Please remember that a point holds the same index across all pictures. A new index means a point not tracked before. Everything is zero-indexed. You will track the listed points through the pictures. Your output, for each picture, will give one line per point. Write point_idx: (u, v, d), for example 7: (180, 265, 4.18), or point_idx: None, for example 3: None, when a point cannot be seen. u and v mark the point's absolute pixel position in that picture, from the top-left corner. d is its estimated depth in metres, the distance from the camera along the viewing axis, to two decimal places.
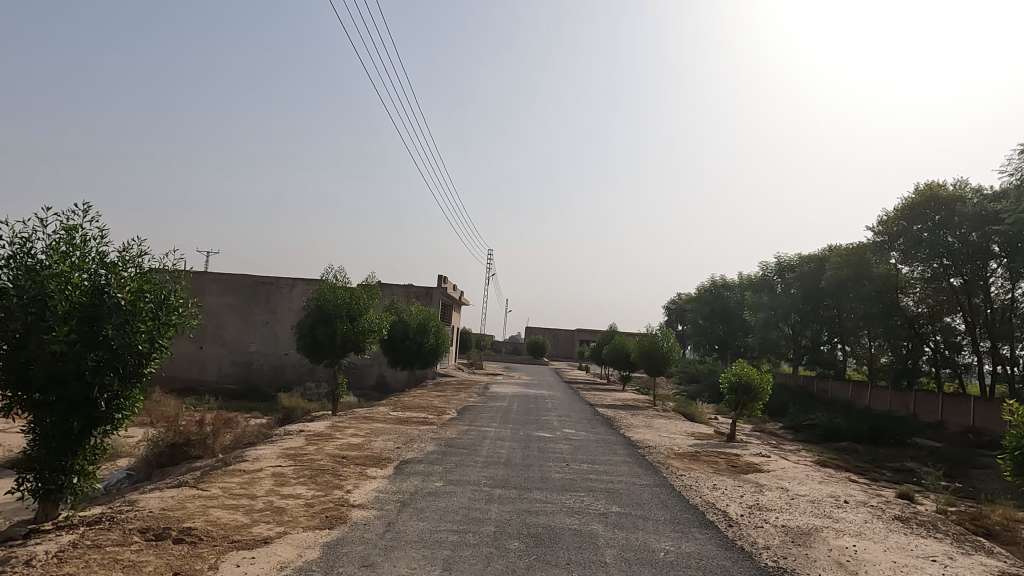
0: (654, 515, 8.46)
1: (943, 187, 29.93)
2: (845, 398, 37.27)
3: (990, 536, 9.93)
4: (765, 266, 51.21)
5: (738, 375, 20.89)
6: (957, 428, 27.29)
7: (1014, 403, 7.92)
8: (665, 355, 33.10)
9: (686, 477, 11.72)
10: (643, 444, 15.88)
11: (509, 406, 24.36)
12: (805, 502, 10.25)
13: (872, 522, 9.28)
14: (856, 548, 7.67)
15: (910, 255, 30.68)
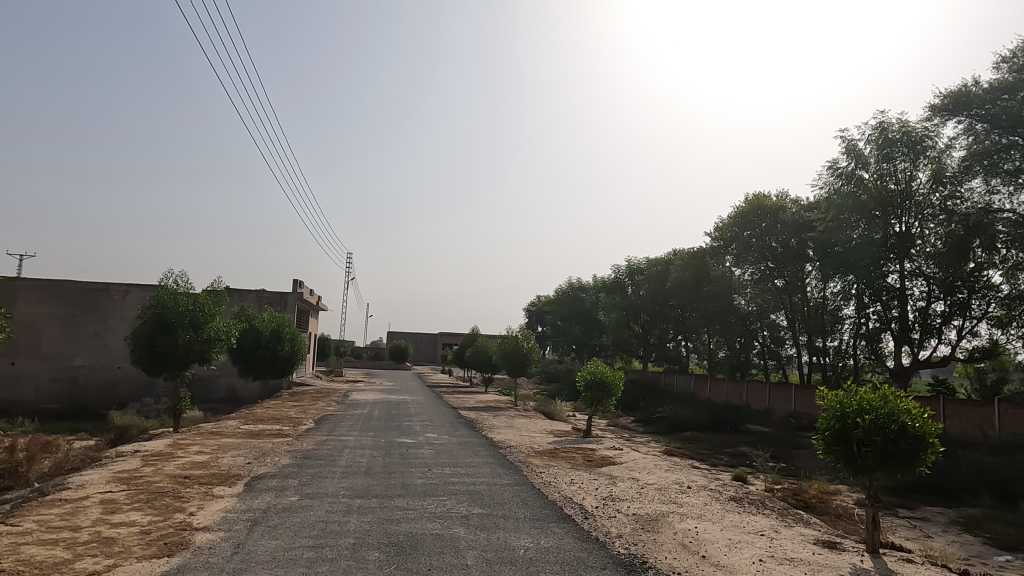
0: (515, 514, 8.62)
1: (768, 198, 33.23)
2: (689, 390, 40.28)
3: (807, 509, 11.17)
4: (617, 269, 54.06)
5: (593, 373, 21.88)
6: (781, 413, 30.33)
7: (825, 390, 8.95)
8: (525, 356, 33.92)
9: (545, 474, 12.09)
10: (504, 445, 16.17)
11: (370, 414, 23.79)
12: (653, 490, 10.96)
13: (710, 504, 10.08)
14: (697, 530, 8.31)
15: (742, 259, 33.77)
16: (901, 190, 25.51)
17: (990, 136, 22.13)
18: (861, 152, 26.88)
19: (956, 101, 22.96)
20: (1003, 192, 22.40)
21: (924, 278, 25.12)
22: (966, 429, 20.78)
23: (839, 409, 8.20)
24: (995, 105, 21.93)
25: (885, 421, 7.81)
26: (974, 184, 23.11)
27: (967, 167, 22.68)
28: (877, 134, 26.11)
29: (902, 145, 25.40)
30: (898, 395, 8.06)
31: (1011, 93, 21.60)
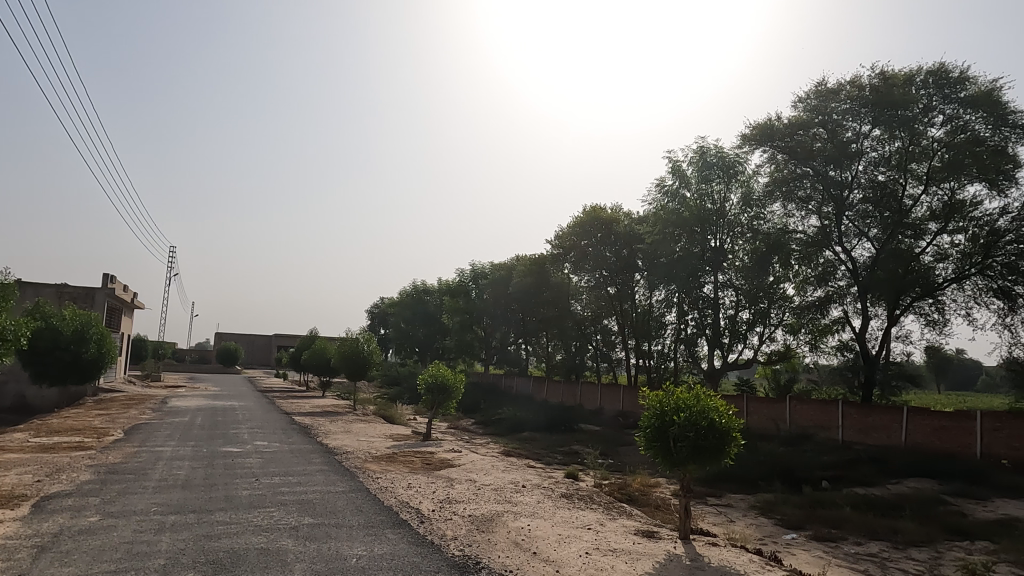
0: (348, 522, 8.36)
1: (604, 210, 35.26)
2: (528, 392, 41.63)
3: (630, 502, 11.99)
4: (462, 272, 54.50)
5: (434, 376, 21.84)
6: (611, 413, 32.28)
7: (646, 389, 9.65)
8: (366, 359, 33.10)
9: (382, 479, 11.86)
10: (340, 451, 15.63)
11: (192, 421, 21.90)
12: (489, 491, 11.17)
13: (543, 502, 10.46)
14: (530, 527, 8.58)
15: (579, 266, 35.33)
16: (716, 210, 28.27)
17: (788, 166, 25.24)
18: (685, 172, 29.37)
19: (762, 132, 25.88)
20: (797, 216, 25.58)
21: (733, 289, 27.96)
22: (763, 424, 23.47)
23: (658, 407, 8.90)
24: (792, 139, 25.07)
25: (697, 419, 8.58)
26: (775, 207, 26.21)
27: (770, 192, 25.67)
28: (697, 157, 28.72)
29: (718, 169, 28.19)
30: (708, 394, 8.89)
31: (805, 129, 24.92)
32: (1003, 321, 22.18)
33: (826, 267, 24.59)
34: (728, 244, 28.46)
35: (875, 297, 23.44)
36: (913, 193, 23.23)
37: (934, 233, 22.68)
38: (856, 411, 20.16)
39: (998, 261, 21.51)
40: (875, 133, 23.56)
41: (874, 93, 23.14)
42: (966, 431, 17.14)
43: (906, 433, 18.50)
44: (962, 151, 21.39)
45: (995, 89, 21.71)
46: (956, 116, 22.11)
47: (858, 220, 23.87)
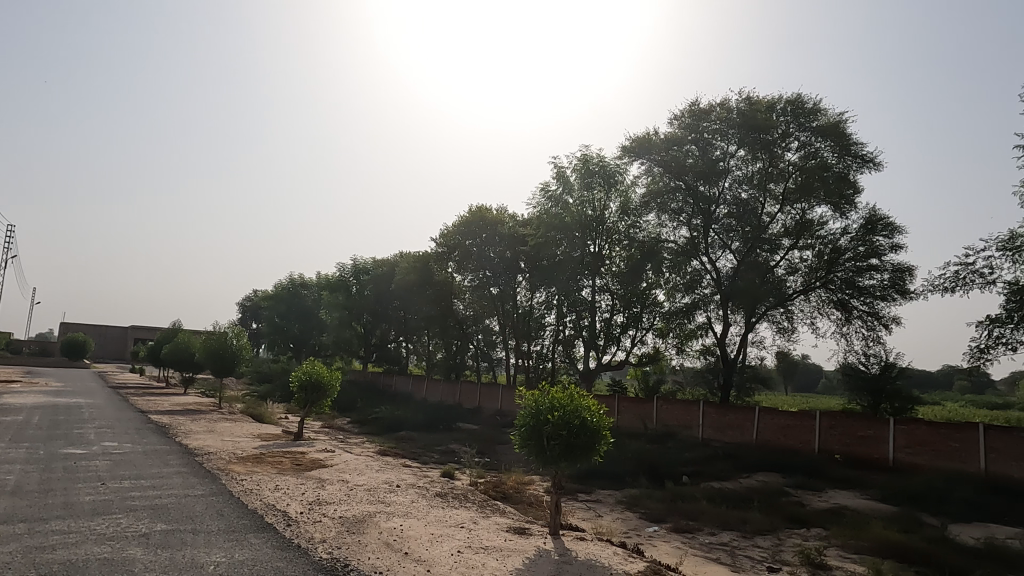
0: (206, 527, 7.85)
1: (489, 211, 35.57)
2: (406, 391, 41.19)
3: (504, 499, 12.17)
4: (343, 267, 52.95)
5: (308, 373, 21.03)
6: (489, 412, 32.66)
7: (524, 388, 9.82)
8: (234, 355, 31.30)
9: (247, 481, 11.25)
10: (201, 452, 14.66)
11: (26, 420, 19.67)
12: (362, 491, 10.91)
13: (417, 501, 10.36)
14: (402, 527, 8.47)
15: (462, 266, 35.40)
16: (596, 217, 29.34)
17: (663, 178, 26.66)
18: (568, 178, 30.21)
19: (641, 145, 27.17)
20: (669, 226, 27.12)
21: (610, 294, 29.18)
22: (632, 423, 24.67)
23: (534, 406, 9.10)
24: (668, 153, 26.53)
25: (570, 417, 8.86)
26: (650, 217, 27.65)
27: (646, 203, 27.03)
28: (581, 164, 29.63)
29: (600, 177, 29.24)
30: (581, 394, 9.21)
31: (679, 145, 26.43)
32: (841, 330, 24.75)
33: (694, 276, 26.30)
34: (606, 250, 29.64)
35: (735, 305, 25.35)
36: (771, 211, 25.31)
37: (786, 248, 24.85)
38: (714, 410, 21.70)
39: (839, 276, 23.97)
40: (740, 153, 25.45)
41: (740, 116, 24.96)
42: (807, 428, 18.90)
43: (757, 431, 20.13)
44: (812, 176, 23.63)
45: (841, 122, 24.21)
46: (809, 143, 24.37)
47: (723, 233, 25.70)
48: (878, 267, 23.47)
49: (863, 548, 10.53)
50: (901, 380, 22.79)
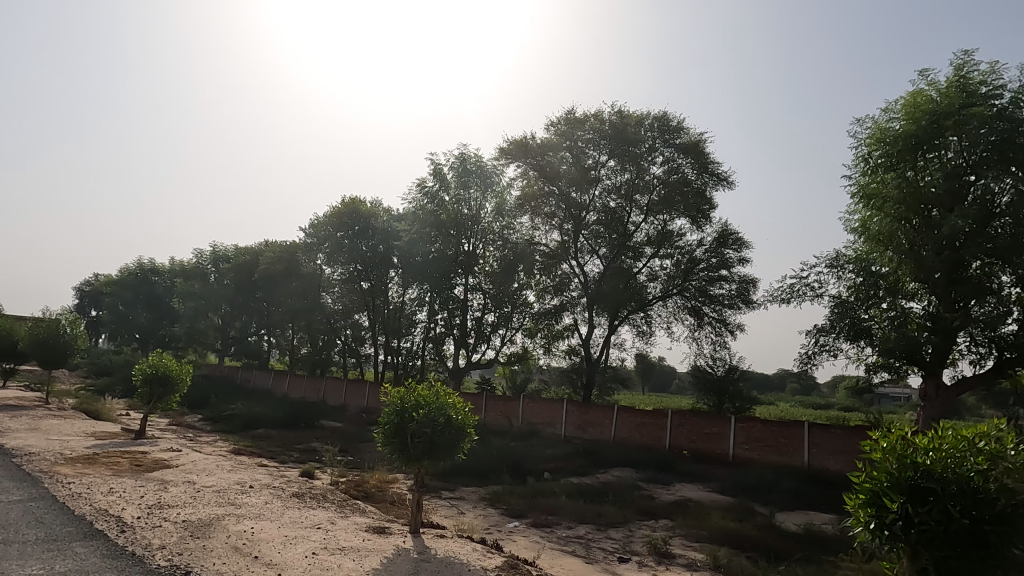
0: (21, 537, 7.00)
1: (363, 203, 34.67)
2: (267, 386, 39.23)
3: (365, 499, 11.91)
4: (200, 253, 49.36)
5: (154, 366, 19.39)
6: (354, 409, 31.89)
7: (389, 385, 9.68)
8: (67, 344, 28.20)
9: (75, 484, 10.17)
10: (20, 452, 13.06)
11: None
12: (210, 493, 10.23)
13: (271, 502, 9.87)
14: (253, 530, 8.04)
15: (332, 258, 34.21)
16: (471, 216, 29.46)
17: (538, 183, 27.31)
18: (445, 176, 30.09)
19: (517, 148, 27.65)
20: (542, 229, 27.85)
21: (481, 293, 29.46)
22: (497, 421, 25.10)
23: (399, 404, 9.00)
24: (543, 158, 27.18)
25: (435, 415, 8.84)
26: (524, 219, 28.23)
27: (521, 205, 27.58)
28: (458, 163, 29.58)
29: (476, 177, 29.33)
30: (447, 392, 9.24)
31: (553, 151, 27.14)
32: (693, 334, 26.63)
33: (563, 279, 27.24)
34: (480, 249, 29.88)
35: (600, 309, 26.53)
36: (636, 220, 26.68)
37: (648, 257, 26.38)
38: (577, 409, 22.59)
39: (693, 284, 25.80)
40: (610, 164, 26.59)
41: (611, 128, 26.09)
42: (659, 426, 20.13)
43: (615, 429, 21.18)
44: (674, 190, 25.32)
45: (701, 141, 26.09)
46: (672, 159, 25.99)
47: (592, 239, 26.81)
48: (728, 277, 25.51)
49: (703, 537, 11.40)
50: (742, 382, 24.89)
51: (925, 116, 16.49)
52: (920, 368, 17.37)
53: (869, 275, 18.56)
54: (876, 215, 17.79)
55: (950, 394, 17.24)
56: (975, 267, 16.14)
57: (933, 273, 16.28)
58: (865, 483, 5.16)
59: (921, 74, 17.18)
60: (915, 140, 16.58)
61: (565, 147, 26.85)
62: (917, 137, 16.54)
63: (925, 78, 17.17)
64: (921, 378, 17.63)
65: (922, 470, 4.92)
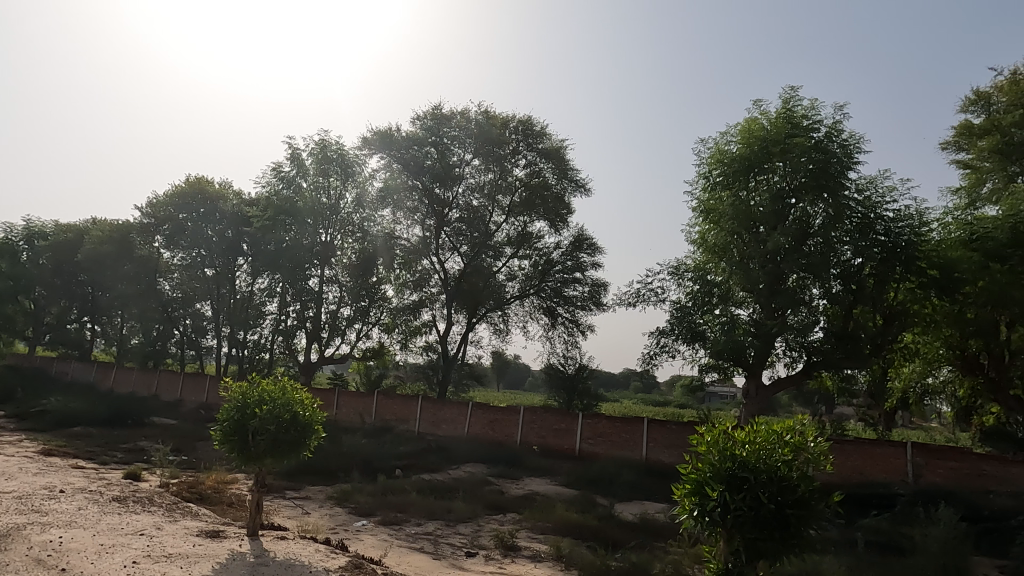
0: None
1: (210, 184, 32.23)
2: (88, 380, 35.35)
3: (199, 501, 11.08)
4: (9, 228, 43.31)
5: None
6: (192, 405, 29.63)
7: (232, 379, 9.10)
8: None
9: None
10: None
11: None
12: (9, 499, 9.00)
13: (85, 508, 8.89)
14: (62, 540, 7.20)
15: (173, 241, 31.49)
16: (330, 205, 28.41)
17: (401, 176, 26.91)
18: (303, 162, 28.77)
19: (381, 139, 27.06)
20: (403, 223, 27.45)
21: (338, 285, 28.51)
22: (349, 417, 24.45)
23: (241, 399, 8.48)
24: (407, 152, 26.80)
25: (280, 411, 8.42)
26: (385, 212, 27.69)
27: (382, 198, 27.04)
28: (318, 149, 28.39)
29: (336, 165, 28.24)
30: (295, 387, 8.84)
31: (418, 145, 26.84)
32: (547, 333, 27.55)
33: (423, 275, 27.06)
34: (337, 241, 28.90)
35: (459, 306, 26.67)
36: (497, 220, 27.09)
37: (508, 256, 26.93)
38: (431, 405, 22.56)
39: (549, 285, 26.72)
40: (474, 163, 26.79)
41: (477, 127, 26.35)
42: (511, 422, 20.61)
43: (468, 425, 21.42)
44: (535, 194, 26.07)
45: (562, 148, 27.08)
46: (535, 163, 26.75)
47: (453, 236, 26.84)
48: (582, 279, 26.67)
49: (548, 529, 11.84)
50: (590, 380, 26.11)
51: (757, 142, 18.26)
52: (744, 369, 19.19)
53: (705, 284, 20.19)
54: (713, 229, 19.42)
55: (767, 393, 19.22)
56: (792, 280, 18.08)
57: (758, 284, 18.01)
58: (692, 473, 5.63)
59: (755, 104, 18.98)
60: (748, 163, 18.33)
61: (431, 141, 26.66)
62: (749, 160, 18.33)
63: (759, 108, 19.00)
64: (744, 378, 19.49)
65: (738, 461, 5.45)
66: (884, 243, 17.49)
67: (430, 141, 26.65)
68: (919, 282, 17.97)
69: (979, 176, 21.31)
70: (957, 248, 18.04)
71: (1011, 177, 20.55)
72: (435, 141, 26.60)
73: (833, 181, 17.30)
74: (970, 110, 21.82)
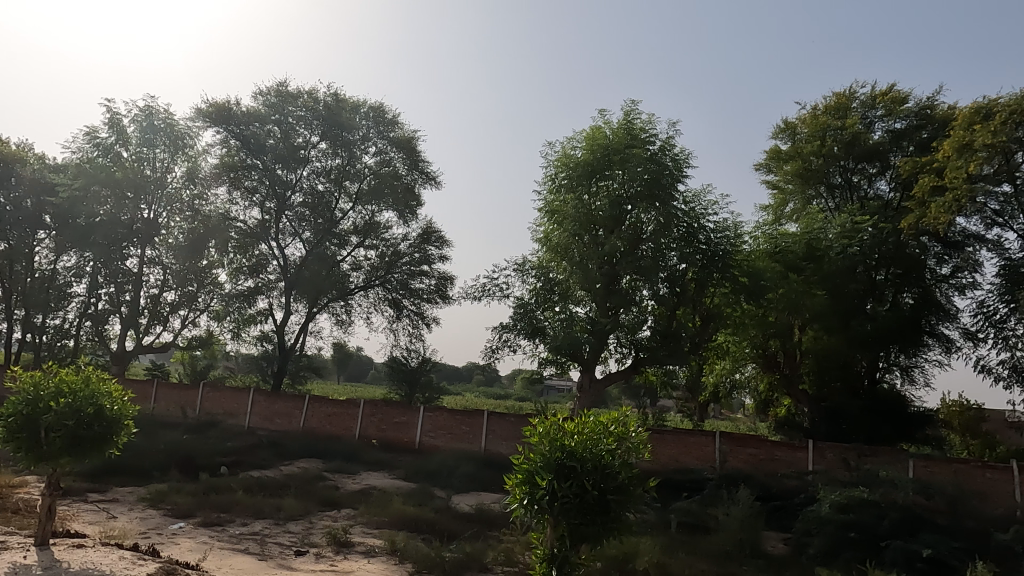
0: None
1: (5, 144, 27.98)
2: None
3: None
4: None
5: None
6: None
7: (23, 367, 7.98)
8: None
9: None
10: None
11: None
12: None
13: None
14: None
15: None
16: (155, 179, 25.84)
17: (239, 154, 25.11)
18: (124, 129, 25.90)
19: (218, 112, 25.07)
20: (240, 204, 25.64)
21: (160, 267, 26.07)
22: (170, 411, 22.47)
23: (31, 391, 7.45)
24: (247, 128, 25.06)
25: (81, 405, 7.50)
26: (220, 191, 25.70)
27: (217, 175, 25.08)
28: (142, 116, 25.69)
29: (164, 135, 25.70)
30: (102, 378, 7.93)
31: (260, 123, 25.20)
32: (391, 325, 27.13)
33: (259, 260, 25.46)
34: (163, 218, 26.38)
35: (298, 295, 25.46)
36: (344, 207, 26.20)
37: (353, 246, 26.17)
38: (263, 398, 21.35)
39: (395, 277, 26.34)
40: (321, 146, 25.67)
41: (326, 110, 25.31)
42: (350, 416, 20.07)
43: (304, 419, 20.56)
44: (384, 182, 25.59)
45: (414, 139, 26.79)
46: (385, 151, 26.20)
47: (295, 221, 25.60)
48: (428, 273, 26.56)
49: (383, 524, 11.67)
50: (433, 373, 26.12)
51: (600, 149, 19.34)
52: (580, 364, 20.19)
53: (547, 281, 20.97)
54: (556, 229, 20.11)
55: (599, 386, 20.39)
56: (625, 281, 19.34)
57: (595, 284, 19.10)
58: (523, 464, 5.83)
59: (600, 113, 20.02)
60: (590, 169, 19.31)
61: (275, 119, 25.16)
62: (592, 166, 19.30)
63: (603, 117, 20.07)
64: (579, 372, 20.52)
65: (567, 450, 5.71)
66: (706, 251, 19.13)
67: (274, 119, 25.15)
68: (732, 288, 19.78)
69: (783, 197, 24.34)
70: (763, 259, 20.36)
71: (808, 200, 23.82)
72: (279, 119, 25.14)
73: (664, 192, 18.67)
74: (779, 137, 24.59)
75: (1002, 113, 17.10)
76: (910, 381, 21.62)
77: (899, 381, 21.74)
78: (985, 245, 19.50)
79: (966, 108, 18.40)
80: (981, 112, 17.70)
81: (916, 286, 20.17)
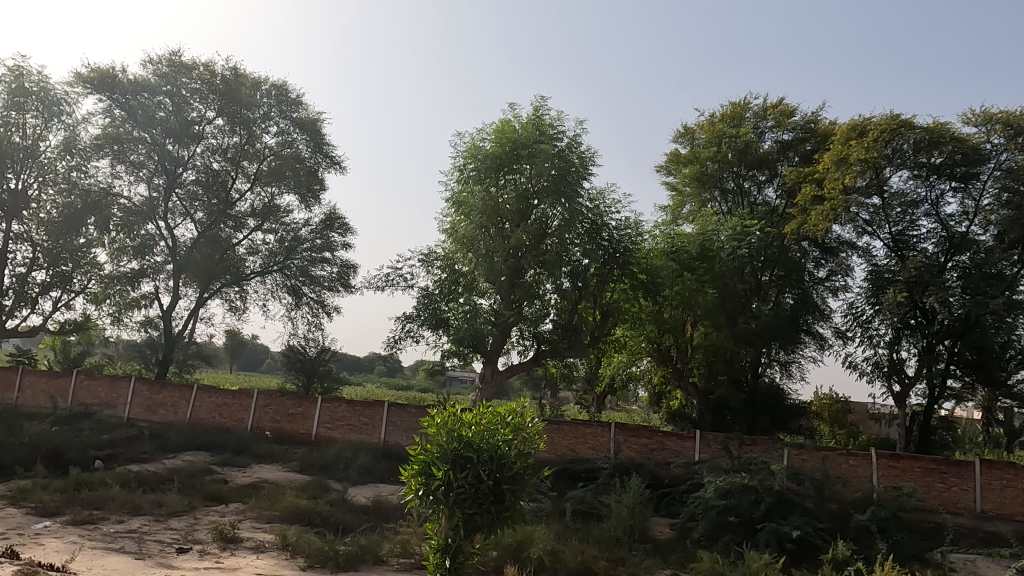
0: None
1: None
2: None
3: None
4: None
5: None
6: None
7: None
8: None
9: None
10: None
11: None
12: None
13: None
14: None
15: None
16: (25, 147, 23.56)
17: (124, 125, 23.34)
18: None
19: (100, 78, 23.14)
20: (125, 179, 23.86)
21: (30, 244, 23.88)
22: (37, 402, 20.65)
23: None
24: (134, 98, 23.33)
25: None
26: (101, 164, 23.76)
27: (97, 146, 23.17)
28: (10, 78, 23.32)
29: (37, 100, 23.50)
30: None
31: (149, 93, 23.46)
32: (290, 313, 26.17)
33: (145, 240, 23.81)
34: (34, 190, 24.17)
35: (188, 278, 24.05)
36: (241, 188, 24.96)
37: (251, 229, 25.03)
38: (145, 387, 20.05)
39: (295, 263, 25.43)
40: (217, 122, 24.30)
41: (223, 84, 23.90)
42: (241, 406, 19.21)
43: (191, 410, 19.49)
44: (286, 164, 24.61)
45: (319, 121, 25.90)
46: (287, 132, 25.19)
47: (186, 200, 24.14)
48: (330, 260, 25.81)
49: (274, 518, 11.27)
50: (332, 362, 25.44)
51: (508, 143, 19.45)
52: (482, 356, 20.30)
53: (452, 273, 20.88)
54: (463, 220, 20.03)
55: (501, 378, 20.60)
56: (530, 275, 19.64)
57: (500, 276, 19.25)
58: (419, 454, 5.82)
59: (509, 106, 20.11)
60: (499, 162, 19.41)
61: (166, 88, 23.44)
62: (500, 159, 19.40)
63: (512, 110, 20.18)
64: (481, 363, 20.64)
65: (464, 441, 5.75)
66: (608, 248, 19.76)
67: (166, 88, 23.43)
68: (631, 284, 20.54)
69: (681, 199, 25.47)
70: (661, 257, 21.25)
71: (703, 202, 25.05)
72: (169, 89, 23.41)
73: (570, 189, 19.15)
74: (678, 141, 25.70)
75: (874, 131, 18.72)
76: (788, 375, 23.28)
77: (778, 376, 23.33)
78: (856, 252, 21.18)
79: (844, 125, 19.95)
80: (857, 128, 19.30)
81: (796, 287, 21.55)
